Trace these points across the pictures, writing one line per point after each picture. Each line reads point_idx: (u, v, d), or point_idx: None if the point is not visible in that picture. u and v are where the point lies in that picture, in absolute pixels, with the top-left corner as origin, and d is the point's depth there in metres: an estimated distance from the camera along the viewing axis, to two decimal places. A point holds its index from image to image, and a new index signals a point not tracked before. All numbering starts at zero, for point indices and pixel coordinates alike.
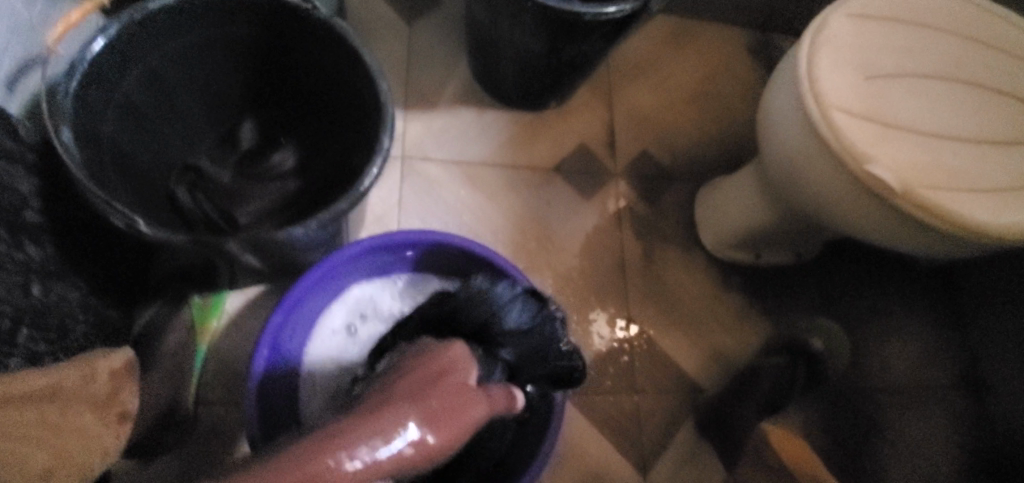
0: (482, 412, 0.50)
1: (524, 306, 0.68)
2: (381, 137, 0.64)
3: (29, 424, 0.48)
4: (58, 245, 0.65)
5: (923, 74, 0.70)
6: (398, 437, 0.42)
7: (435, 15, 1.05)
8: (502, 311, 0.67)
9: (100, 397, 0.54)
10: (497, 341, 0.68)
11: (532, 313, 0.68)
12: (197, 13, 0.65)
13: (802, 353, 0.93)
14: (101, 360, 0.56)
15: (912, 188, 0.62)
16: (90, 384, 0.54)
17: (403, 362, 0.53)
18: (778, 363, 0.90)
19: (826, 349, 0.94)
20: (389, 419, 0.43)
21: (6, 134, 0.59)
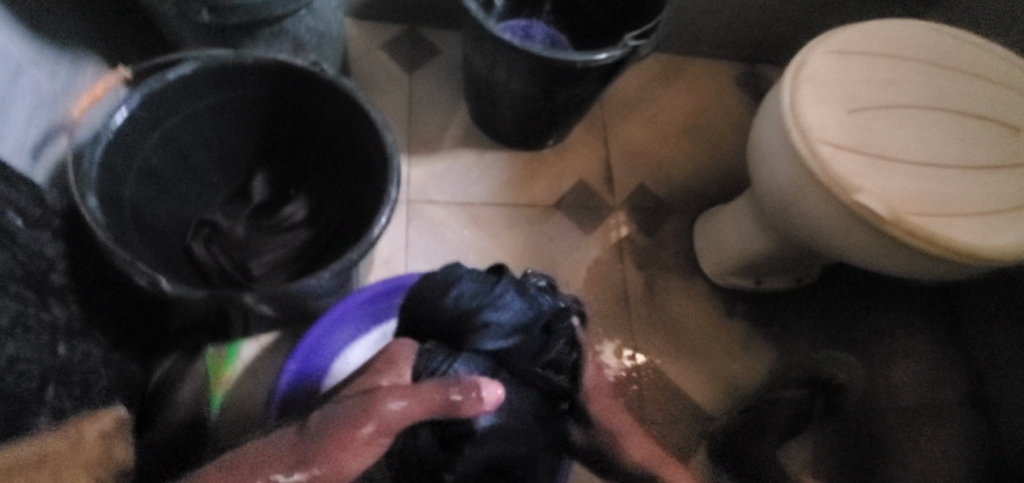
0: (399, 405, 0.46)
1: (477, 279, 0.68)
2: (389, 187, 0.67)
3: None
4: (81, 304, 0.67)
5: (905, 105, 0.73)
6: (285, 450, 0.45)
7: (434, 64, 1.10)
8: (454, 289, 0.67)
9: (91, 461, 0.49)
10: (472, 329, 0.64)
11: (485, 284, 0.68)
12: (213, 79, 0.70)
13: (824, 388, 0.93)
14: (89, 423, 0.52)
15: (900, 216, 0.64)
16: (78, 450, 0.49)
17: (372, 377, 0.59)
18: (796, 396, 0.91)
19: (846, 381, 0.94)
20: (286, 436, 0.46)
21: (32, 201, 0.61)
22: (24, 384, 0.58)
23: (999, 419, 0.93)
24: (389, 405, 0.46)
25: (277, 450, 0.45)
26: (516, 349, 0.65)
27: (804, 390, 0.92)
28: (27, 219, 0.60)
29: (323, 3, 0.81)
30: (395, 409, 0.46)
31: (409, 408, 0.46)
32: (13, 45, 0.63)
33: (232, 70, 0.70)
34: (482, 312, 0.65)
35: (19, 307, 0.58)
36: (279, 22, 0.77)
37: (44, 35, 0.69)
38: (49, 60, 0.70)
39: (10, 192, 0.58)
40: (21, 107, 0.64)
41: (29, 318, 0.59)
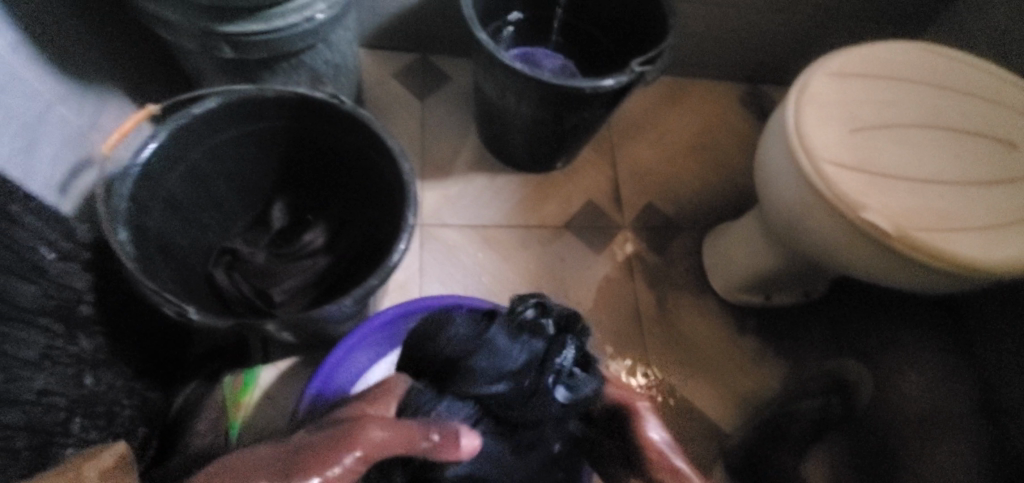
0: (377, 436, 0.49)
1: (469, 323, 0.67)
2: (407, 214, 0.68)
3: None
4: (107, 334, 0.68)
5: (905, 124, 0.75)
6: (264, 464, 0.48)
7: (445, 91, 1.13)
8: (447, 334, 0.66)
9: None
10: (463, 375, 0.63)
11: (474, 327, 0.67)
12: (235, 112, 0.72)
13: (839, 390, 0.95)
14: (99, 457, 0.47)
15: (906, 231, 0.66)
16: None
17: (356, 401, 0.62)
18: (816, 404, 0.93)
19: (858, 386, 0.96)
20: (266, 452, 0.50)
21: (64, 235, 0.63)
22: (51, 417, 0.58)
23: (1012, 431, 0.89)
24: (371, 434, 0.49)
25: (253, 464, 0.48)
26: (510, 394, 0.62)
27: (817, 397, 0.95)
28: (58, 253, 0.61)
29: (339, 37, 0.84)
30: (377, 440, 0.49)
31: (389, 440, 0.49)
32: (44, 84, 0.65)
33: (254, 103, 0.72)
34: (473, 358, 0.63)
35: (49, 340, 0.58)
36: (297, 56, 0.79)
37: (74, 74, 0.71)
38: (78, 97, 0.72)
39: (42, 226, 0.59)
40: (50, 143, 0.66)
41: (58, 351, 0.60)
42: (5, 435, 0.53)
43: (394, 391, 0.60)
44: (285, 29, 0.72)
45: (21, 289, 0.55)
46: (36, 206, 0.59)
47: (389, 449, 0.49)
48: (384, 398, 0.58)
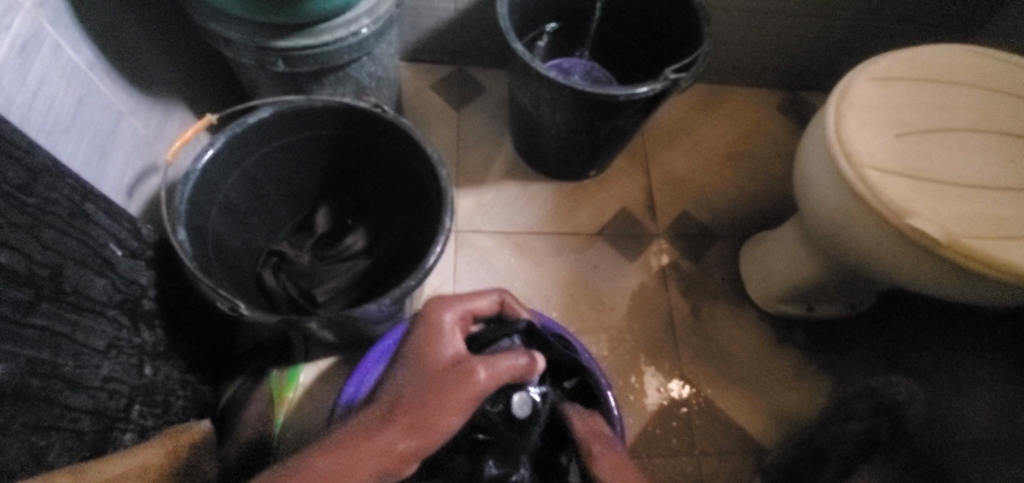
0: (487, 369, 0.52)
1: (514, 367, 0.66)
2: (444, 218, 0.71)
3: None
4: (165, 327, 0.73)
5: (956, 128, 0.72)
6: (359, 436, 0.46)
7: (480, 101, 1.17)
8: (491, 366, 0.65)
9: None
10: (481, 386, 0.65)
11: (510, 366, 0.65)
12: (284, 123, 0.76)
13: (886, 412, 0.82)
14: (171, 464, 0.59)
15: (958, 238, 0.63)
16: None
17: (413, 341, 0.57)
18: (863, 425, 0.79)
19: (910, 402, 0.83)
20: (362, 425, 0.47)
21: (131, 234, 0.68)
22: (115, 402, 0.62)
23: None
24: (486, 373, 0.51)
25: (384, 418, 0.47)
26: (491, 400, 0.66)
27: (867, 419, 0.81)
28: (125, 250, 0.66)
29: (382, 50, 0.88)
30: (488, 379, 0.51)
31: (508, 372, 0.53)
32: (117, 97, 0.71)
33: (305, 112, 0.76)
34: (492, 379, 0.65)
35: (115, 331, 0.63)
36: (343, 69, 0.84)
37: (142, 87, 0.77)
38: (145, 109, 0.78)
39: (113, 225, 0.64)
40: (120, 150, 0.72)
41: (123, 341, 0.64)
42: (74, 417, 0.56)
43: (472, 302, 0.63)
44: (332, 43, 0.77)
45: (93, 282, 0.60)
46: (109, 205, 0.64)
47: (503, 379, 0.52)
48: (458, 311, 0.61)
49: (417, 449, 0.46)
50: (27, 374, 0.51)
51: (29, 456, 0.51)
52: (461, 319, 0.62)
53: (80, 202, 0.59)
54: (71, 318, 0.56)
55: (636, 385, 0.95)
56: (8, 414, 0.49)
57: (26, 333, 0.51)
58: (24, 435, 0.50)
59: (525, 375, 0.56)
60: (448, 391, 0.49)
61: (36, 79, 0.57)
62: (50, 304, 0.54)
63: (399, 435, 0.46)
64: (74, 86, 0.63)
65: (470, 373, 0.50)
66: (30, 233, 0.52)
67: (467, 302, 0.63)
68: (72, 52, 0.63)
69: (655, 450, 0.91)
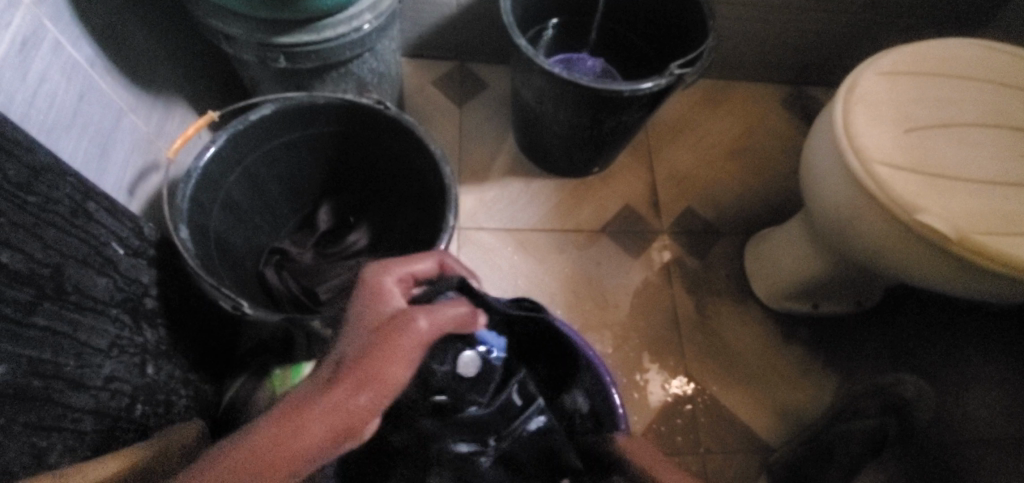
0: (430, 315, 0.46)
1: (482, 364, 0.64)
2: (448, 216, 0.70)
3: None
4: (168, 326, 0.73)
5: (965, 123, 0.71)
6: (292, 408, 0.38)
7: (483, 98, 1.16)
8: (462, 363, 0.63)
9: None
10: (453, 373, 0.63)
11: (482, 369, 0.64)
12: (286, 120, 0.76)
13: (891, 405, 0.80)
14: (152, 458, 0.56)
15: (968, 235, 0.62)
16: None
17: (346, 309, 0.48)
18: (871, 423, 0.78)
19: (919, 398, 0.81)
20: (295, 396, 0.39)
21: (133, 233, 0.67)
22: (117, 402, 0.61)
23: None
24: (427, 319, 0.45)
25: (323, 381, 0.39)
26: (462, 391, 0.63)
27: (874, 417, 0.79)
28: (127, 249, 0.66)
29: (384, 46, 0.87)
30: (431, 326, 0.45)
31: (449, 320, 0.48)
32: (117, 94, 0.70)
33: (307, 109, 0.76)
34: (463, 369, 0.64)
35: (117, 330, 0.62)
36: (345, 65, 0.83)
37: (143, 84, 0.76)
38: (146, 106, 0.77)
39: (114, 224, 0.64)
40: (122, 148, 0.71)
41: (125, 341, 0.64)
42: (75, 417, 0.56)
43: (407, 265, 0.54)
44: (334, 39, 0.76)
45: (95, 281, 0.59)
46: (110, 203, 0.63)
47: (444, 331, 0.47)
48: (393, 274, 0.52)
49: (363, 409, 0.39)
50: (28, 375, 0.50)
51: (30, 457, 0.51)
52: (399, 284, 0.52)
53: (81, 200, 0.59)
54: (72, 317, 0.56)
55: (640, 382, 0.95)
56: (8, 416, 0.48)
57: (27, 333, 0.50)
58: (26, 436, 0.50)
59: (464, 325, 0.52)
60: (385, 340, 0.42)
61: (37, 77, 0.57)
62: (51, 303, 0.53)
63: (337, 394, 0.38)
64: (74, 83, 0.63)
65: (408, 320, 0.44)
66: (31, 232, 0.51)
67: (402, 265, 0.54)
68: (72, 49, 0.63)
69: (659, 447, 0.90)
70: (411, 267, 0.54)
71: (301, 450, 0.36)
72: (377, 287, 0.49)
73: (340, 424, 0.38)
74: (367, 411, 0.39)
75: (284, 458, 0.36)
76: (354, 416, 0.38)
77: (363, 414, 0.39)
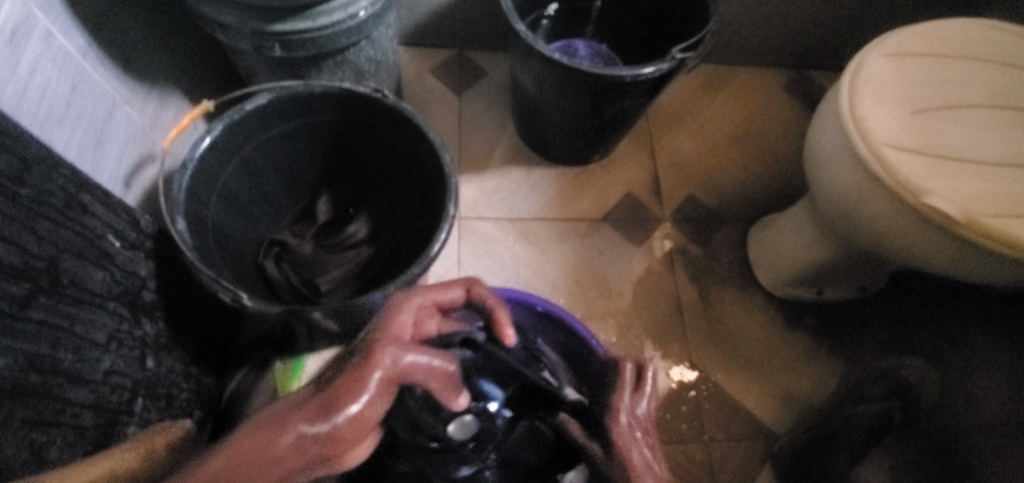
0: (413, 352, 0.43)
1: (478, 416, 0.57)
2: (448, 205, 0.69)
3: None
4: (167, 318, 0.72)
5: (973, 105, 0.70)
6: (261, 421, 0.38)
7: (482, 86, 1.14)
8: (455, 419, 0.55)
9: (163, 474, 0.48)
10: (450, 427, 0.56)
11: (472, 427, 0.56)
12: (283, 109, 0.75)
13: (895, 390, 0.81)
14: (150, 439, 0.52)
15: (975, 216, 0.61)
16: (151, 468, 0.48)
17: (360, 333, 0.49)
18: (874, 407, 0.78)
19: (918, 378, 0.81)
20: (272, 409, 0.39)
21: (129, 225, 0.67)
22: (117, 396, 0.61)
23: None
24: (395, 357, 0.41)
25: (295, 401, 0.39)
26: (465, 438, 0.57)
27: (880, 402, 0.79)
28: (123, 242, 0.65)
29: (381, 33, 0.86)
30: (409, 366, 0.42)
31: (419, 366, 0.42)
32: (111, 84, 0.69)
33: (303, 98, 0.74)
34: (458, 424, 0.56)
35: (116, 323, 0.62)
36: (341, 53, 0.82)
37: (136, 75, 0.75)
38: (140, 97, 0.76)
39: (110, 216, 0.63)
40: (116, 139, 0.70)
41: (124, 334, 0.63)
42: (75, 412, 0.55)
43: (433, 293, 0.54)
44: (329, 27, 0.75)
45: (92, 275, 0.59)
46: (105, 196, 0.63)
47: (413, 377, 0.42)
48: (417, 303, 0.52)
49: (315, 444, 0.37)
50: (25, 369, 0.50)
51: (30, 453, 0.50)
52: (421, 313, 0.52)
53: (75, 192, 0.58)
54: (70, 311, 0.55)
55: (643, 371, 0.94)
56: (7, 410, 0.48)
57: (24, 327, 0.50)
58: (25, 432, 0.50)
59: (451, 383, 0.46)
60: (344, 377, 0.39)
61: (27, 68, 0.55)
62: (46, 297, 0.52)
63: (289, 425, 0.37)
64: (67, 74, 0.62)
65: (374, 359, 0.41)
66: (24, 226, 0.50)
67: (428, 292, 0.53)
68: (63, 39, 0.61)
69: (662, 435, 0.90)
70: (436, 295, 0.54)
71: (253, 478, 0.36)
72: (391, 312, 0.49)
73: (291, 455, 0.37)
74: (317, 445, 0.37)
75: (238, 476, 0.36)
76: (302, 450, 0.37)
77: (316, 447, 0.37)
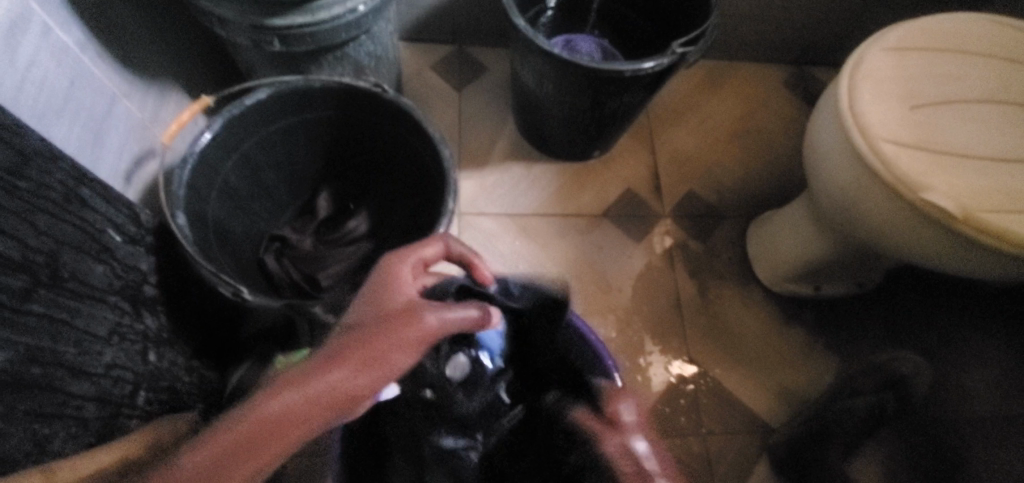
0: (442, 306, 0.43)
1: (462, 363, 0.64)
2: (447, 200, 0.69)
3: None
4: (168, 312, 0.72)
5: (972, 100, 0.70)
6: (292, 378, 0.36)
7: (482, 81, 1.14)
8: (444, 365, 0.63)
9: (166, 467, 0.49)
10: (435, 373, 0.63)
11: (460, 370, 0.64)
12: (282, 104, 0.75)
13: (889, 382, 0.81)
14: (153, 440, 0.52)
15: (972, 212, 0.61)
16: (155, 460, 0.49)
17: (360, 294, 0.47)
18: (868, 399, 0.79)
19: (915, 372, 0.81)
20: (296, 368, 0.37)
21: (129, 220, 0.67)
22: (119, 389, 0.61)
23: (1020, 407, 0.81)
24: (432, 313, 0.41)
25: (325, 357, 0.37)
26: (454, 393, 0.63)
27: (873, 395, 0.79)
28: (123, 236, 0.65)
29: (381, 28, 0.86)
30: (443, 319, 0.42)
31: (455, 320, 0.43)
32: (109, 78, 0.69)
33: (303, 92, 0.74)
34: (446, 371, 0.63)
35: (117, 317, 0.62)
36: (341, 48, 0.82)
37: (136, 69, 0.75)
38: (139, 91, 0.76)
39: (109, 210, 0.63)
40: (115, 134, 0.70)
41: (126, 328, 0.63)
42: (76, 405, 0.55)
43: (423, 250, 0.53)
44: (329, 21, 0.74)
45: (92, 268, 0.59)
46: (105, 190, 0.63)
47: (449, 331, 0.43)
48: (412, 261, 0.51)
49: (351, 394, 0.35)
50: (26, 363, 0.50)
51: (31, 446, 0.50)
52: (415, 272, 0.51)
53: (74, 187, 0.58)
54: (71, 305, 0.55)
55: (642, 365, 0.95)
56: (8, 403, 0.48)
57: (25, 321, 0.50)
58: (27, 424, 0.50)
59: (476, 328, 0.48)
60: (382, 328, 0.38)
61: (26, 61, 0.55)
62: (47, 291, 0.53)
63: (328, 373, 0.35)
64: (65, 68, 0.62)
65: (411, 313, 0.40)
66: (22, 218, 0.50)
67: (420, 250, 0.53)
68: (61, 32, 0.61)
69: (661, 429, 0.91)
70: (428, 252, 0.53)
71: (290, 436, 0.34)
72: (394, 275, 0.48)
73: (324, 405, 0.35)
74: (353, 395, 0.35)
75: (275, 436, 0.34)
76: (338, 400, 0.35)
77: (357, 400, 0.36)
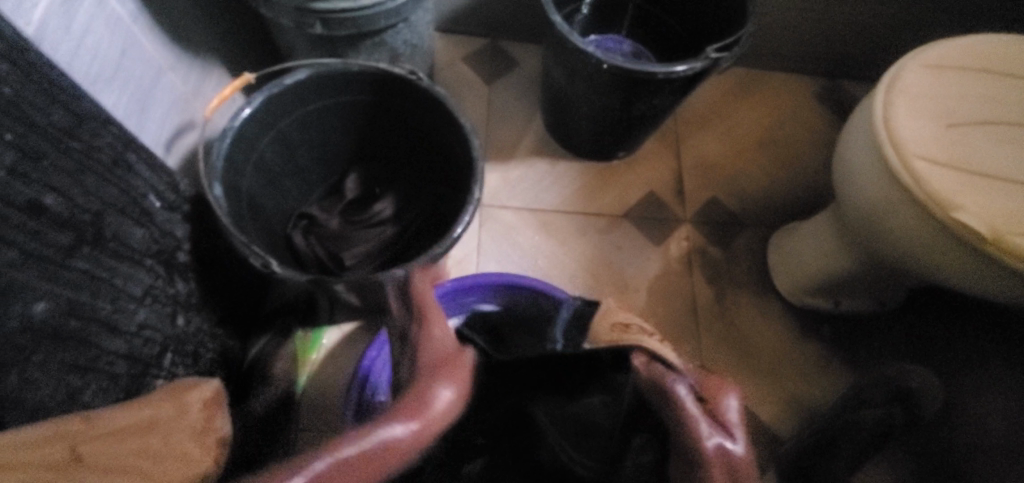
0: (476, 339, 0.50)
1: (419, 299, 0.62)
2: (474, 188, 0.70)
3: (129, 457, 0.42)
4: (199, 279, 0.75)
5: (1010, 122, 0.69)
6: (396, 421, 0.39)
7: (512, 76, 1.15)
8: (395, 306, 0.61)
9: (198, 425, 0.47)
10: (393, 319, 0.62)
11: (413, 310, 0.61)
12: (320, 86, 0.77)
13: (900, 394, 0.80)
14: (192, 390, 0.49)
15: (1003, 234, 0.61)
16: (185, 415, 0.47)
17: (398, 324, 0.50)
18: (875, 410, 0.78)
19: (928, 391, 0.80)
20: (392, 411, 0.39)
21: (169, 188, 0.69)
22: (149, 349, 0.64)
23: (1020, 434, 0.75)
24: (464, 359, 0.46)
25: (417, 400, 0.40)
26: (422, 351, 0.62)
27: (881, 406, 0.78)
28: (162, 202, 0.68)
29: (419, 17, 0.87)
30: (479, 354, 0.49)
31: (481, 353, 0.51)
32: (158, 51, 0.72)
33: (340, 75, 0.76)
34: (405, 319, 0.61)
35: (151, 279, 0.64)
36: (379, 35, 0.84)
37: (183, 44, 0.78)
38: (184, 65, 0.79)
39: (152, 177, 0.66)
40: (160, 105, 0.73)
41: (158, 290, 0.66)
42: (109, 360, 0.58)
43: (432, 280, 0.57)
44: (371, 7, 0.76)
45: (132, 231, 0.61)
46: (149, 157, 0.65)
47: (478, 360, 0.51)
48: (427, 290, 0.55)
49: (412, 440, 0.38)
50: (66, 314, 0.52)
51: (66, 395, 0.53)
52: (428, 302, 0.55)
53: (120, 150, 0.60)
54: (111, 264, 0.58)
55: None
56: (48, 352, 0.50)
57: (68, 276, 0.52)
58: (63, 374, 0.52)
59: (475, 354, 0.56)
60: (424, 384, 0.42)
61: (83, 27, 0.58)
62: (91, 249, 0.55)
63: (386, 425, 0.38)
64: (118, 38, 0.64)
65: (452, 360, 0.45)
66: (73, 178, 0.53)
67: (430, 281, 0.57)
68: (116, 4, 0.64)
69: None
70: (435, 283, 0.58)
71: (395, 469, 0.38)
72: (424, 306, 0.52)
73: (385, 453, 0.37)
74: (411, 445, 0.38)
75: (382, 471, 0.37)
76: (397, 450, 0.38)
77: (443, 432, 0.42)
